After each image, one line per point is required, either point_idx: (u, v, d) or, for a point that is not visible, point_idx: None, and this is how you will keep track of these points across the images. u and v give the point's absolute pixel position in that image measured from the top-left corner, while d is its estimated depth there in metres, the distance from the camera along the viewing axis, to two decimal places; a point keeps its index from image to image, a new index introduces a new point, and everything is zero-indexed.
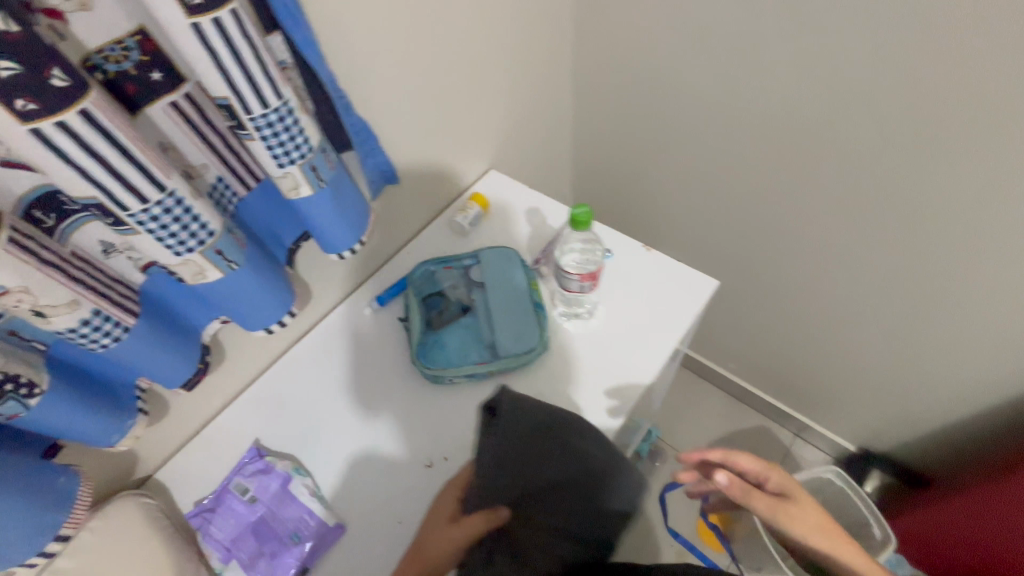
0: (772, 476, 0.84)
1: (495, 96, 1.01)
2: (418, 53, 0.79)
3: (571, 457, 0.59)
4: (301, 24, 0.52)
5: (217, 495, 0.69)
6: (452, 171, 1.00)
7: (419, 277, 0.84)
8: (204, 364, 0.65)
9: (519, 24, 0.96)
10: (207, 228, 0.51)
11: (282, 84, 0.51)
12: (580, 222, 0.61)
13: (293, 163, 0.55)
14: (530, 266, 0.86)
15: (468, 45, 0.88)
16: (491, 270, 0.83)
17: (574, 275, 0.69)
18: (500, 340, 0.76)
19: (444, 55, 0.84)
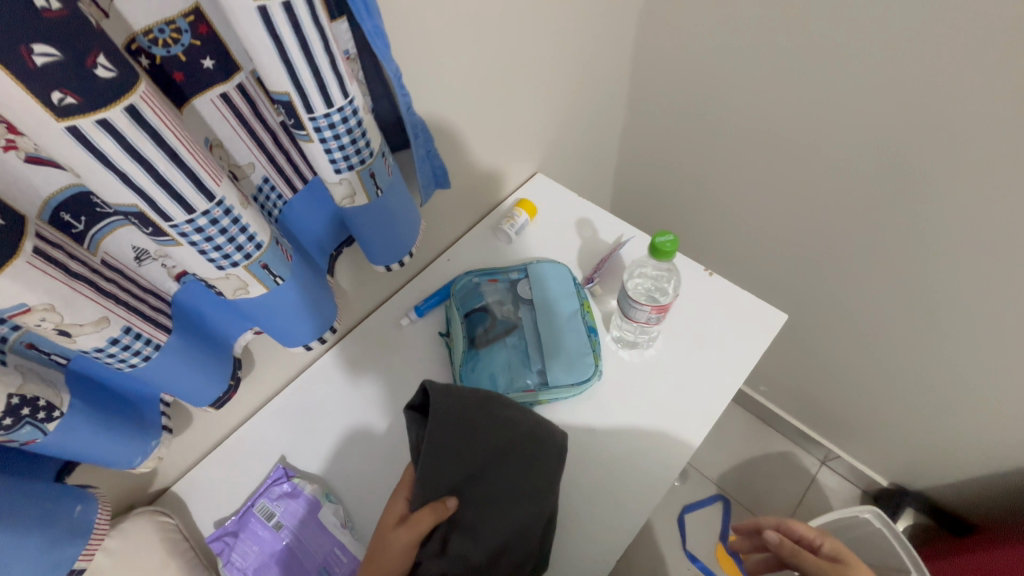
0: (828, 544, 0.81)
1: (548, 95, 0.94)
2: (479, 45, 0.72)
3: (503, 428, 0.59)
4: (374, 11, 0.45)
5: (239, 519, 0.64)
6: (497, 173, 0.93)
7: (463, 289, 0.79)
8: (236, 380, 0.59)
9: (581, 18, 0.89)
10: (254, 240, 0.44)
11: (349, 80, 0.44)
12: (663, 252, 0.55)
13: (351, 168, 0.49)
14: (581, 284, 0.80)
15: (529, 39, 0.81)
16: (542, 286, 0.77)
17: (643, 306, 0.63)
18: (550, 366, 0.70)
19: (504, 48, 0.77)
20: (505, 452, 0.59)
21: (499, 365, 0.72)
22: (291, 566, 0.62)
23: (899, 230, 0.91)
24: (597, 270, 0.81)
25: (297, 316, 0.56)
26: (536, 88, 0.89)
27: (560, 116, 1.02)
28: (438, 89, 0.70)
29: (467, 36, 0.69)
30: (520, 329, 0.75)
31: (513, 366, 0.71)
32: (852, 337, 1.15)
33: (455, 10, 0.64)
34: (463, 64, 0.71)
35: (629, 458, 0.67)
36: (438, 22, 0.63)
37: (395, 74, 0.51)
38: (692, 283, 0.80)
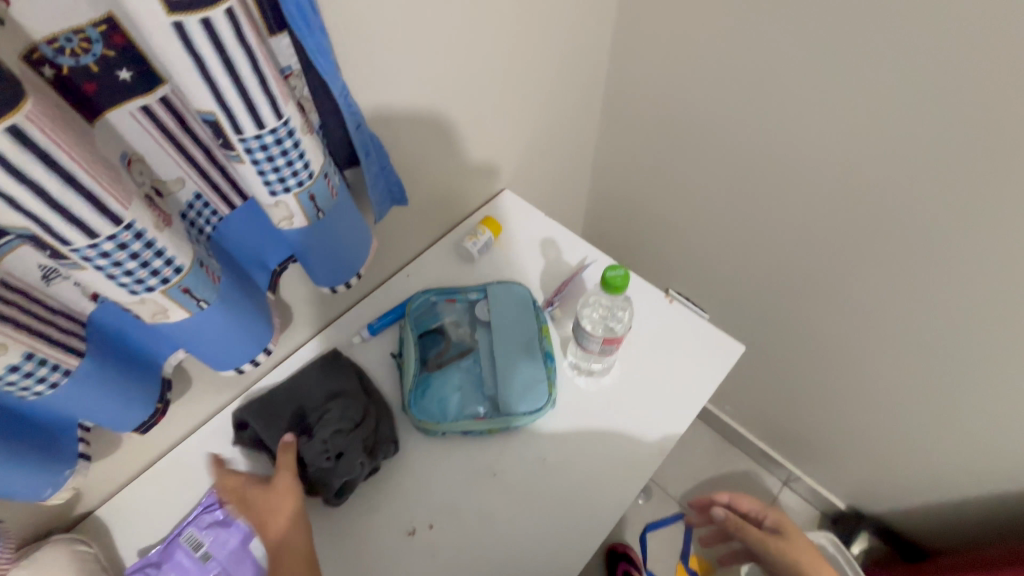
0: (772, 516, 0.80)
1: (517, 113, 0.92)
2: (440, 62, 0.69)
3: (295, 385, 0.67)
4: (316, 29, 0.43)
5: (164, 548, 0.60)
6: (461, 189, 0.90)
7: (418, 307, 0.76)
8: (165, 403, 0.56)
9: (551, 37, 0.87)
10: (172, 263, 0.42)
11: (284, 101, 0.42)
12: (614, 287, 0.54)
13: (287, 191, 0.46)
14: (541, 308, 0.78)
15: (496, 57, 0.78)
16: (501, 308, 0.75)
17: (596, 337, 0.62)
18: (503, 394, 0.68)
19: (468, 65, 0.74)
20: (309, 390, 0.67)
21: (451, 391, 0.69)
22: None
23: (863, 257, 0.92)
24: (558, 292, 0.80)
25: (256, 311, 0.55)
26: (504, 105, 0.87)
27: (530, 133, 1.00)
28: (395, 105, 0.67)
29: (427, 52, 0.66)
30: (475, 354, 0.73)
31: (465, 392, 0.69)
32: (814, 361, 1.17)
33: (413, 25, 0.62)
34: (422, 80, 0.68)
35: (580, 490, 0.65)
36: (395, 38, 0.61)
37: (341, 93, 0.49)
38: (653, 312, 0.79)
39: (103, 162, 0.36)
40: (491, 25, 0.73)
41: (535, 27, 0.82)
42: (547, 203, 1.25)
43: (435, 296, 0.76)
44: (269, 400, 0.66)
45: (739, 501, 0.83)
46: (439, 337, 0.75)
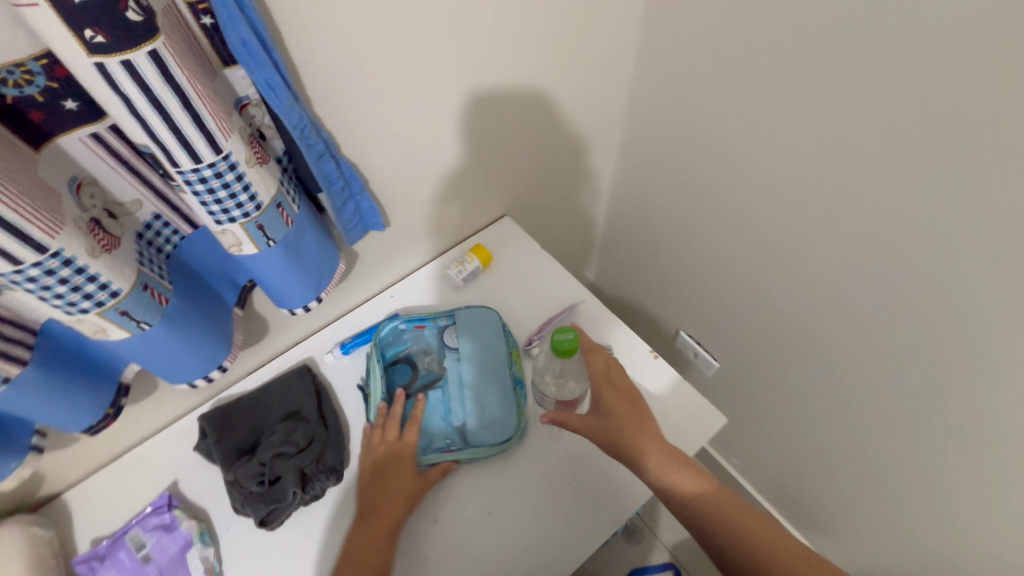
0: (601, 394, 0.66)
1: (527, 157, 0.86)
2: (441, 106, 0.66)
3: (261, 399, 0.69)
4: (267, 64, 0.43)
5: (111, 542, 0.62)
6: (460, 223, 0.87)
7: (386, 334, 0.73)
8: (117, 409, 0.57)
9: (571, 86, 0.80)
10: (108, 288, 0.42)
11: (225, 135, 0.41)
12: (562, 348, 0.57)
13: (232, 221, 0.46)
14: (512, 334, 0.76)
15: (504, 102, 0.73)
16: (469, 335, 0.72)
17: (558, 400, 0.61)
18: (469, 425, 0.68)
19: (472, 108, 0.70)
20: (274, 406, 0.69)
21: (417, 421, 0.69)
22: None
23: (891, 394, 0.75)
24: (539, 333, 0.77)
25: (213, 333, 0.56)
26: (512, 149, 0.82)
27: (540, 177, 0.93)
28: (387, 147, 0.64)
29: (426, 96, 0.63)
30: (444, 383, 0.72)
31: (431, 424, 0.69)
32: (828, 484, 0.99)
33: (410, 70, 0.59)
34: (419, 123, 0.65)
35: (522, 551, 0.62)
36: (389, 81, 0.58)
37: (296, 125, 0.48)
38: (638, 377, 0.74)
39: (32, 195, 0.37)
40: (500, 72, 0.68)
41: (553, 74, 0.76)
42: (554, 255, 1.16)
43: (404, 324, 0.73)
44: (233, 409, 0.68)
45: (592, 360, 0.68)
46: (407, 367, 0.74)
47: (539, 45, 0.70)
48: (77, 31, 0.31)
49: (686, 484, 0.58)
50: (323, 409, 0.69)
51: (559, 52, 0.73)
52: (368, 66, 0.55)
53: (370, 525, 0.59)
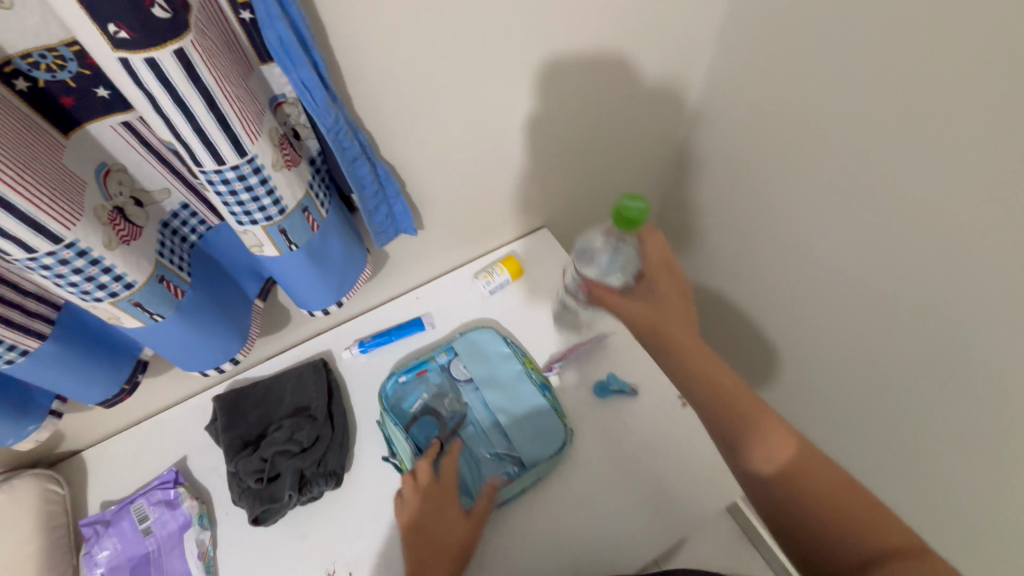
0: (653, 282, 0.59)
1: (572, 172, 0.81)
2: (484, 112, 0.62)
3: (271, 392, 0.69)
4: (304, 64, 0.40)
5: (119, 509, 0.64)
6: (495, 234, 0.83)
7: (390, 393, 0.69)
8: (133, 384, 0.58)
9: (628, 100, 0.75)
10: (122, 279, 0.42)
11: (250, 138, 0.39)
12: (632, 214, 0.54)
13: (254, 223, 0.44)
14: (518, 344, 0.74)
15: (553, 113, 0.69)
16: (477, 362, 0.71)
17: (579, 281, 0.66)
18: (517, 444, 0.66)
19: (517, 117, 0.66)
20: (285, 399, 0.68)
21: (467, 466, 0.65)
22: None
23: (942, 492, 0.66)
24: (564, 357, 0.73)
25: (230, 326, 0.55)
26: (557, 162, 0.77)
27: (584, 195, 0.88)
28: (423, 149, 0.62)
29: (469, 101, 0.59)
30: (473, 417, 0.68)
31: (478, 462, 0.65)
32: None
33: (454, 73, 0.55)
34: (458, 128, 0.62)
35: None
36: (431, 84, 0.55)
37: (332, 127, 0.46)
38: (659, 426, 0.68)
39: (53, 182, 0.36)
40: (551, 80, 0.64)
41: (609, 85, 0.70)
42: None
43: (405, 376, 0.70)
44: (244, 396, 0.68)
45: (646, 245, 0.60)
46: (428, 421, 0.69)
47: (596, 53, 0.64)
48: (100, 25, 0.29)
49: (777, 473, 0.46)
50: (332, 408, 0.68)
51: (618, 64, 0.68)
52: (409, 67, 0.52)
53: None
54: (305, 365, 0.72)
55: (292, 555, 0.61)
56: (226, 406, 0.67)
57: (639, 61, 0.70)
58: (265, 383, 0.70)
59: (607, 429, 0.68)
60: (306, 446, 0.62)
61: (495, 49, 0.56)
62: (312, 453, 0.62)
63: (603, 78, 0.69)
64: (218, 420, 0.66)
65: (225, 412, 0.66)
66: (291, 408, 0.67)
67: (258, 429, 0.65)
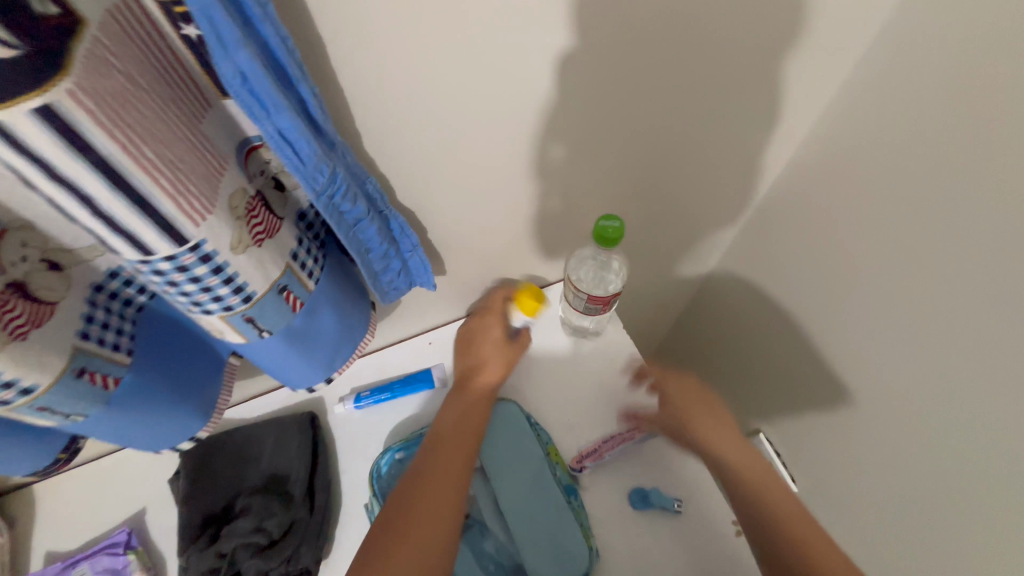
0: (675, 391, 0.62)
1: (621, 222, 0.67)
2: (527, 143, 0.49)
3: (246, 448, 0.58)
4: (282, 109, 0.28)
5: (60, 570, 0.55)
6: (521, 279, 0.70)
7: (386, 472, 0.58)
8: (73, 451, 0.44)
9: (703, 146, 0.60)
10: (15, 386, 0.30)
11: (192, 217, 0.26)
12: (607, 240, 0.48)
13: (209, 314, 0.32)
14: (541, 425, 0.62)
15: (621, 145, 0.54)
16: (493, 445, 0.59)
17: (582, 295, 0.57)
18: (528, 564, 0.53)
19: (561, 156, 0.52)
20: (260, 460, 0.58)
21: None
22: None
23: None
24: (598, 454, 0.60)
25: (189, 404, 0.43)
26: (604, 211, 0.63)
27: (631, 243, 0.74)
28: (442, 184, 0.49)
29: (506, 134, 0.47)
30: (479, 516, 0.57)
31: None
32: None
33: (488, 102, 0.43)
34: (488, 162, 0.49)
35: None
36: (458, 112, 0.42)
37: (325, 187, 0.34)
38: (699, 560, 0.55)
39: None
40: (613, 117, 0.50)
41: (683, 129, 0.56)
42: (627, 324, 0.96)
43: (405, 452, 0.58)
44: (214, 449, 0.57)
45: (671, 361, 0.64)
46: None
47: (688, 75, 0.50)
48: None
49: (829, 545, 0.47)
50: (315, 480, 0.57)
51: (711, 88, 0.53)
52: (432, 90, 0.39)
53: (456, 406, 0.58)
54: (290, 416, 0.61)
55: None
56: (191, 461, 0.56)
57: (724, 105, 0.55)
58: (240, 433, 0.59)
59: (634, 552, 0.56)
60: (275, 537, 0.52)
61: (545, 74, 0.43)
62: (283, 546, 0.51)
63: (677, 120, 0.54)
64: (180, 478, 0.55)
65: (186, 469, 0.55)
66: (265, 475, 0.57)
67: (223, 496, 0.55)
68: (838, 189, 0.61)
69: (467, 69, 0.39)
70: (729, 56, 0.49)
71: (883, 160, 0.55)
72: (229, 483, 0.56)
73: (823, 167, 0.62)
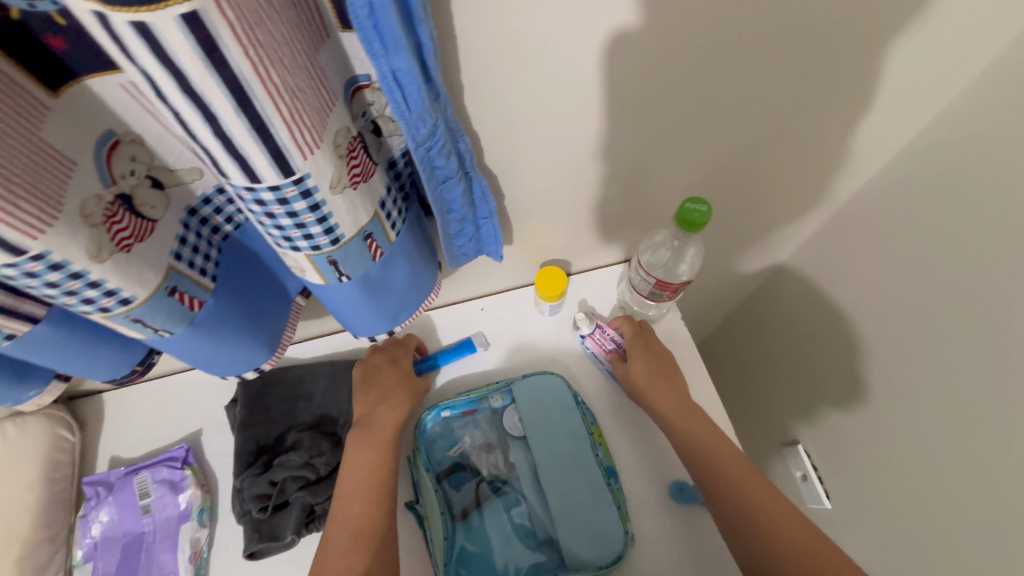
0: (638, 354, 0.60)
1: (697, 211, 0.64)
2: (619, 116, 0.46)
3: (301, 383, 0.60)
4: (400, 49, 0.27)
5: (124, 475, 0.58)
6: (583, 257, 0.68)
7: (431, 428, 0.59)
8: (148, 365, 0.46)
9: (796, 140, 0.55)
10: (116, 295, 0.31)
11: (301, 149, 0.26)
12: (691, 223, 0.46)
13: (297, 250, 0.32)
14: (587, 405, 0.61)
15: (716, 129, 0.51)
16: (538, 418, 0.59)
17: (648, 277, 0.57)
18: (559, 538, 0.53)
19: (650, 134, 0.49)
20: (312, 398, 0.59)
21: (495, 541, 0.54)
22: (129, 565, 0.54)
23: None
24: (606, 329, 0.64)
25: (258, 338, 0.44)
26: (678, 197, 0.60)
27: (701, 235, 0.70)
28: (525, 149, 0.48)
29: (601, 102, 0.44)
30: (516, 483, 0.57)
31: (510, 541, 0.54)
32: None
33: (589, 67, 0.40)
34: (576, 131, 0.47)
35: None
36: (556, 73, 0.40)
37: (424, 138, 0.33)
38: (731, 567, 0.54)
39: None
40: (712, 97, 0.47)
41: (780, 120, 0.52)
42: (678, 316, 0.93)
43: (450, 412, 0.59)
44: (273, 381, 0.59)
45: (635, 334, 0.62)
46: (463, 472, 0.58)
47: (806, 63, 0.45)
48: None
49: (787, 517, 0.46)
50: None
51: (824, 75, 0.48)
52: (538, 46, 0.37)
53: (354, 459, 0.51)
54: (344, 361, 0.62)
55: None
56: (251, 388, 0.59)
57: (831, 99, 0.50)
58: (296, 370, 0.61)
59: (665, 545, 0.55)
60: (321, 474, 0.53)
61: (653, 44, 0.40)
62: (327, 484, 0.53)
63: (777, 109, 0.50)
64: (239, 403, 0.58)
65: (244, 396, 0.58)
66: (316, 413, 0.58)
67: (277, 426, 0.57)
68: (938, 201, 0.55)
69: (577, 27, 0.37)
70: (852, 43, 0.45)
71: (999, 176, 0.49)
72: (282, 416, 0.58)
73: (926, 176, 0.57)
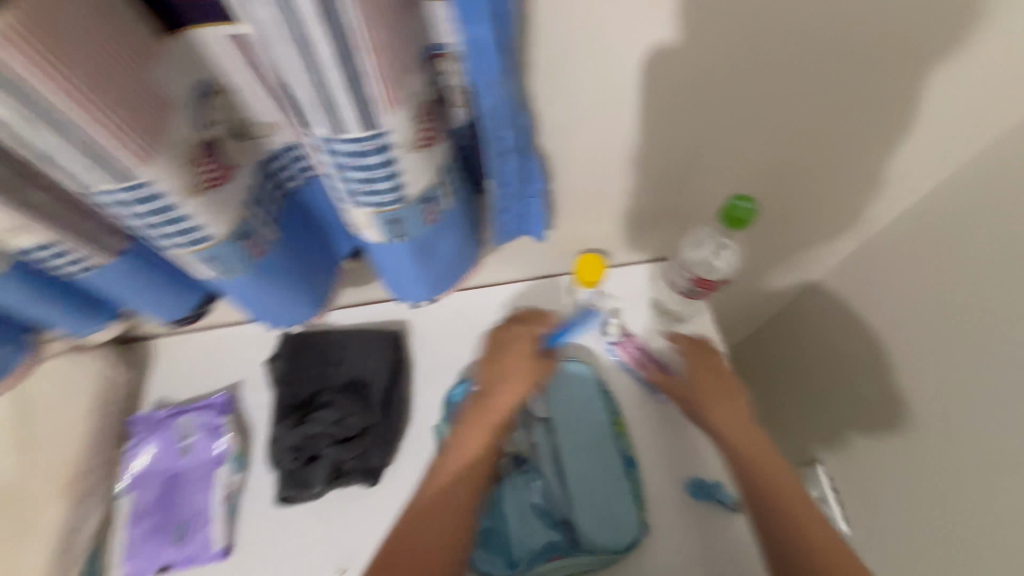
0: (695, 368, 0.58)
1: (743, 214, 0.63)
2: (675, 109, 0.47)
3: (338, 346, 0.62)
4: (485, 17, 0.29)
5: (167, 416, 0.62)
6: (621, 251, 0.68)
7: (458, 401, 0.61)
8: (202, 309, 0.50)
9: (853, 148, 0.55)
10: (199, 231, 0.34)
11: (385, 107, 0.28)
12: (737, 218, 0.46)
13: (363, 207, 0.35)
14: (612, 395, 0.62)
15: (773, 130, 0.50)
16: (563, 402, 0.60)
17: (687, 273, 0.58)
18: (573, 517, 0.55)
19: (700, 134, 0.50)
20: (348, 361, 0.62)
21: (512, 516, 0.55)
22: (167, 499, 0.58)
23: None
24: (633, 338, 0.64)
25: (310, 293, 0.47)
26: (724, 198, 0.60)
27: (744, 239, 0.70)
28: (579, 134, 0.48)
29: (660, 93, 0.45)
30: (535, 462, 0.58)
31: (525, 516, 0.55)
32: None
33: (645, 62, 0.41)
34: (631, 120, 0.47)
35: None
36: (617, 61, 0.41)
37: (493, 107, 0.35)
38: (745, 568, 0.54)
39: (112, 84, 0.26)
40: (771, 98, 0.46)
41: (840, 127, 0.51)
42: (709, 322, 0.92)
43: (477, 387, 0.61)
44: (312, 342, 0.62)
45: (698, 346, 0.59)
46: None
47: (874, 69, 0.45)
48: None
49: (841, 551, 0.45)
50: (392, 393, 0.61)
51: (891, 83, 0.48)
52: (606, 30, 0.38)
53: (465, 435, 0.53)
54: (380, 330, 0.64)
55: (304, 529, 0.56)
56: (290, 347, 0.61)
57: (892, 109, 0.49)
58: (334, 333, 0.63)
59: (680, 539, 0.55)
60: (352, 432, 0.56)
61: (713, 43, 0.40)
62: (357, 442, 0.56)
63: (836, 116, 0.49)
64: (279, 359, 0.61)
65: (285, 354, 0.61)
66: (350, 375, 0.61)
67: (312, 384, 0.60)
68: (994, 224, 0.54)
69: (637, 22, 0.38)
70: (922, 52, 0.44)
71: None
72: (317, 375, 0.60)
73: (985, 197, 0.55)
